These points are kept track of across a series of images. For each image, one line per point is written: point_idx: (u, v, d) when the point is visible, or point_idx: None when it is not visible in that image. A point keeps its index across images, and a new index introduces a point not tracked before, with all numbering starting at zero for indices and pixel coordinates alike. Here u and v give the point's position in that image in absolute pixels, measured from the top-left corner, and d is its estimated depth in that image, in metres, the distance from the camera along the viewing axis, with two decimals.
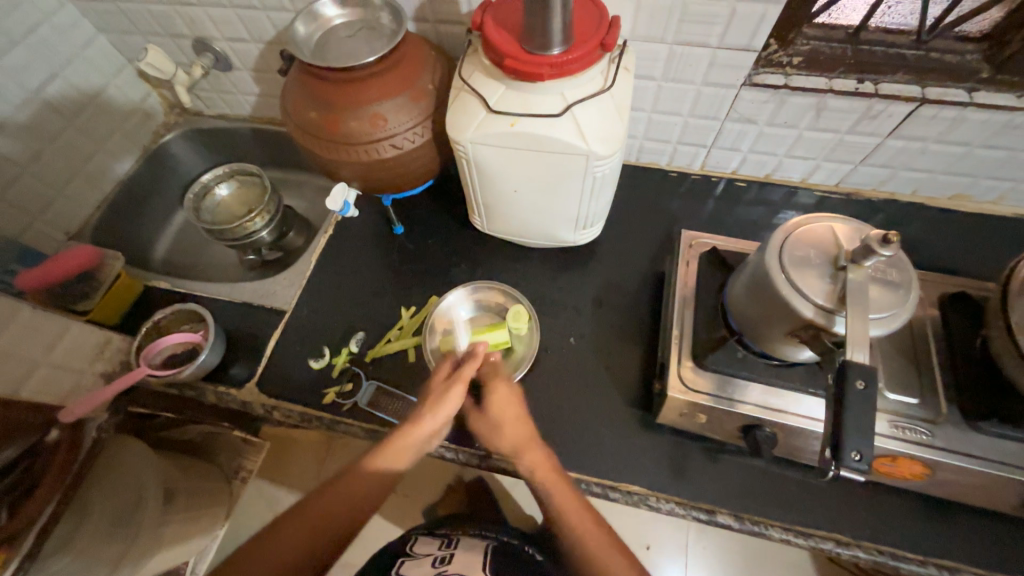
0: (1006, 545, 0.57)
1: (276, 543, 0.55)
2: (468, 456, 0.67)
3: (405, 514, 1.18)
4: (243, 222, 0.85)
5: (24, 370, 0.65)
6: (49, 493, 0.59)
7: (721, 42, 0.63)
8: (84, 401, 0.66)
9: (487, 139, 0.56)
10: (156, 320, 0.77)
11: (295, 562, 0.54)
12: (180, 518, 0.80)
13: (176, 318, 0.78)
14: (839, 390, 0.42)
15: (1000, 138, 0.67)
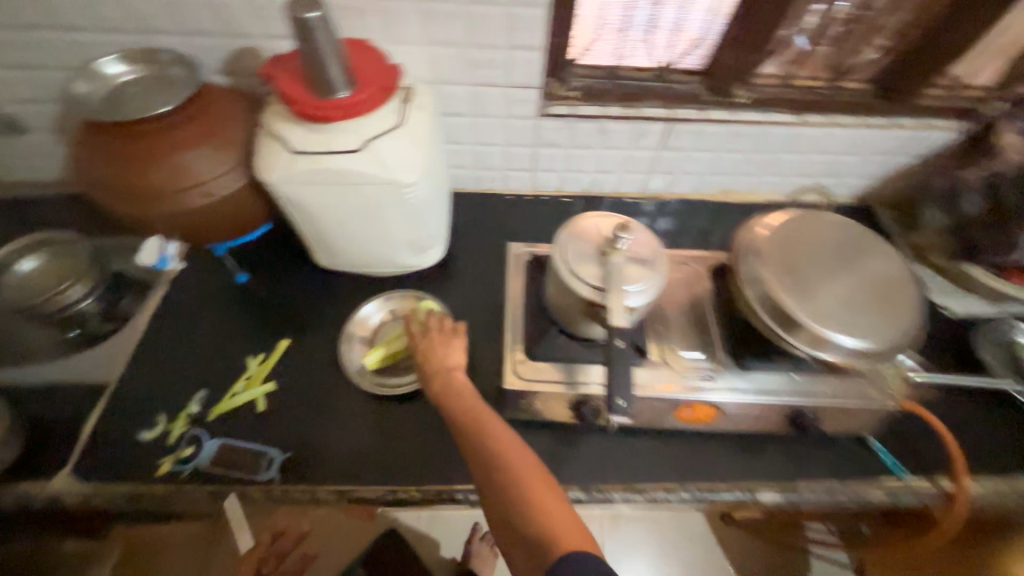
0: (791, 458, 0.68)
1: None
2: (329, 495, 0.64)
3: None
4: (55, 295, 0.76)
5: None
6: None
7: (509, 82, 0.75)
8: None
9: (296, 177, 0.59)
10: None
11: None
12: None
13: None
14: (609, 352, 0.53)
15: (734, 143, 0.86)
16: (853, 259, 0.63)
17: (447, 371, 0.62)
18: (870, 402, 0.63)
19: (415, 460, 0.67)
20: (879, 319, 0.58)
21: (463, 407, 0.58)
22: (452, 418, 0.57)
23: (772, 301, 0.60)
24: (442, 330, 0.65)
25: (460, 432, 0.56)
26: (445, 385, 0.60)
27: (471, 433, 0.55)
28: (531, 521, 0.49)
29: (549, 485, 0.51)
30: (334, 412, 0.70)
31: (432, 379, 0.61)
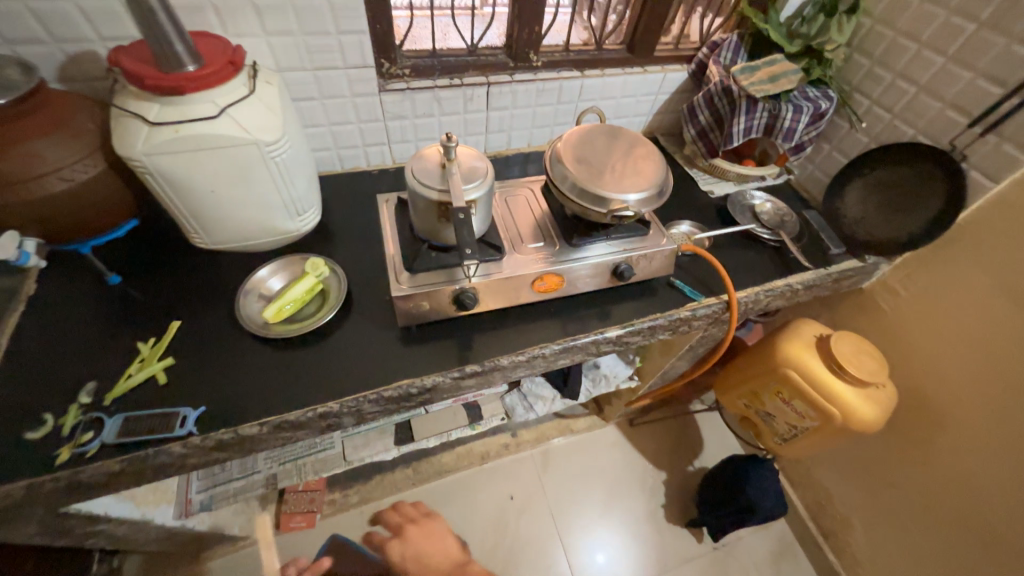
0: (621, 306, 0.93)
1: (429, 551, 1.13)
2: (251, 428, 0.70)
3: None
4: None
5: None
6: None
7: (346, 64, 0.89)
8: None
9: (159, 148, 0.66)
10: None
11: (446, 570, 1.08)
12: None
13: None
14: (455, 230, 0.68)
15: (543, 98, 1.12)
16: (626, 152, 0.87)
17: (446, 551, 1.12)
18: (662, 245, 0.89)
19: (329, 380, 0.76)
20: (643, 184, 0.82)
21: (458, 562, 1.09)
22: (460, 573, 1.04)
23: (574, 186, 0.82)
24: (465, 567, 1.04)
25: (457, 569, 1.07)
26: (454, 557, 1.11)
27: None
28: None
29: None
30: (243, 365, 0.76)
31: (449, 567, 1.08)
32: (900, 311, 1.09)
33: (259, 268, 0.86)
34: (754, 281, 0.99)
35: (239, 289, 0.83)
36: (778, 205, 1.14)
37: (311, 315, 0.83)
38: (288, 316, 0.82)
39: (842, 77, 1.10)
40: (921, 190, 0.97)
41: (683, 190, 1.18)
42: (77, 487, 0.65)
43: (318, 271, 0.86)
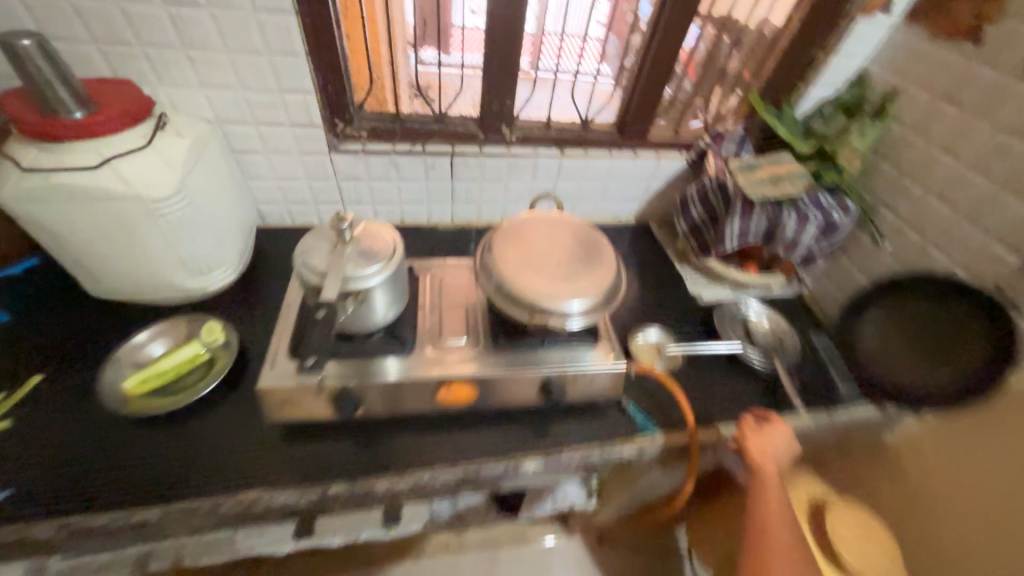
0: (553, 430, 0.76)
1: None
2: (45, 529, 0.58)
3: None
4: None
5: None
6: None
7: (292, 121, 0.85)
8: None
9: (26, 193, 0.61)
10: None
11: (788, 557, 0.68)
12: None
13: None
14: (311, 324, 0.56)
15: (515, 173, 1.02)
16: (573, 251, 0.74)
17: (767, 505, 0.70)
18: (606, 364, 0.73)
19: (162, 477, 0.63)
20: (582, 293, 0.67)
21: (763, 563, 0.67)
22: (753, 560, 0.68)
23: (499, 284, 0.68)
24: None
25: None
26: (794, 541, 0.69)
27: None
28: None
29: None
30: (75, 442, 0.64)
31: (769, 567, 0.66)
32: (928, 474, 0.83)
33: (141, 329, 0.75)
34: (727, 420, 0.80)
35: (113, 350, 0.73)
36: (778, 321, 0.96)
37: (183, 390, 0.71)
38: (156, 389, 0.71)
39: (863, 185, 0.94)
40: (956, 336, 0.77)
41: (665, 291, 1.02)
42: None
43: (209, 339, 0.76)
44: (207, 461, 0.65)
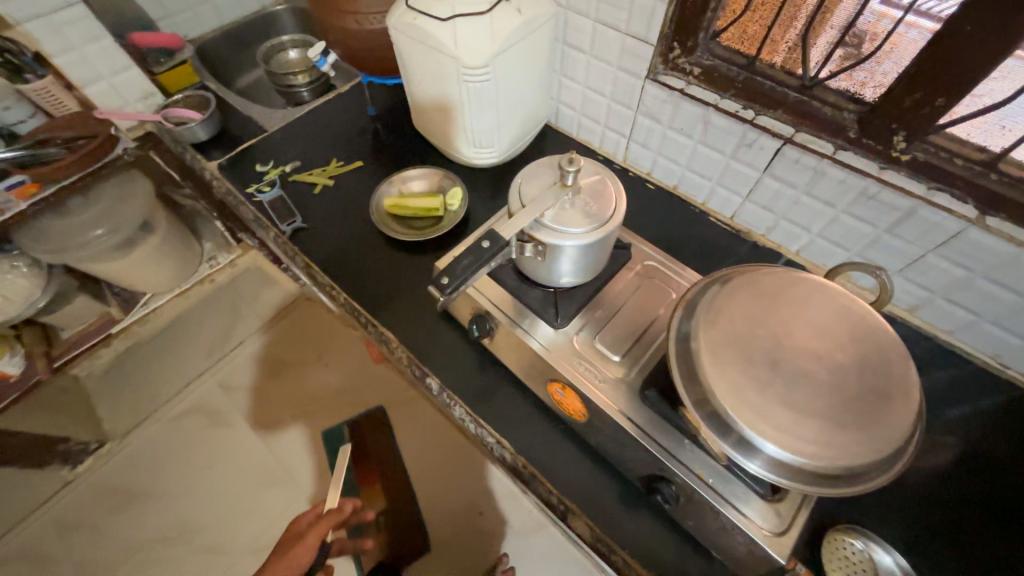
0: (629, 519, 0.61)
1: None
2: (303, 264, 0.85)
3: (324, 418, 1.47)
4: (288, 75, 1.08)
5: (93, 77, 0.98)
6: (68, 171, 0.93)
7: (627, 30, 0.73)
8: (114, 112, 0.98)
9: (400, 27, 0.73)
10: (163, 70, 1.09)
11: None
12: (140, 257, 1.23)
13: (186, 104, 1.07)
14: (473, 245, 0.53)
15: (861, 208, 0.67)
16: (841, 373, 0.45)
17: None
18: (754, 529, 0.50)
19: (362, 281, 0.82)
20: (795, 439, 0.42)
21: None
22: None
23: (687, 340, 0.49)
24: None
25: None
26: None
27: None
28: None
29: None
30: (347, 221, 0.89)
31: None
32: None
33: (418, 166, 0.92)
34: None
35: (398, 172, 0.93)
36: None
37: (413, 229, 0.85)
38: (400, 216, 0.87)
39: None
40: None
41: (961, 515, 0.60)
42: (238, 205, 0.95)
43: (448, 202, 0.86)
44: (390, 291, 0.81)
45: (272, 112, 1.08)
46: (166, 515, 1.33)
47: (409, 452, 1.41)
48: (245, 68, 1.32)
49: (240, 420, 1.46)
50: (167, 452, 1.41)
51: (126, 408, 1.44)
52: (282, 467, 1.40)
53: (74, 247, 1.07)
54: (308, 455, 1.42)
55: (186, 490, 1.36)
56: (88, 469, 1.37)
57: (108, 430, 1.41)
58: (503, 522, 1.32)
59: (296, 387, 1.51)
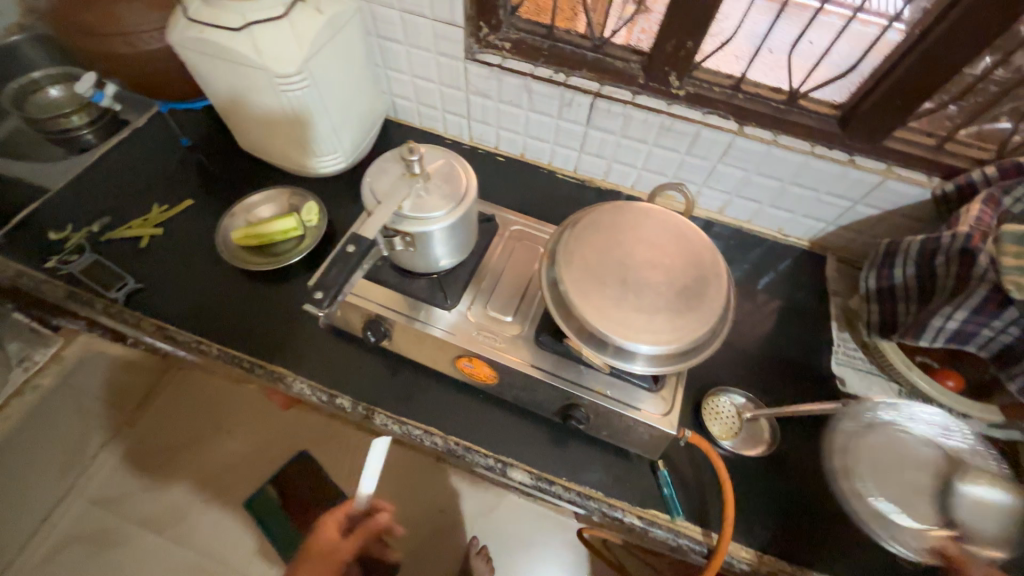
0: (559, 453, 0.68)
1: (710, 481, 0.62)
2: (151, 327, 0.74)
3: (237, 488, 1.33)
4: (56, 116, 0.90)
5: None
6: None
7: (434, 15, 0.76)
8: None
9: (187, 43, 0.66)
10: None
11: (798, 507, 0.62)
12: None
13: None
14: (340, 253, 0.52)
15: (665, 139, 0.81)
16: (673, 273, 0.56)
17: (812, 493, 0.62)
18: (650, 418, 0.60)
19: (232, 325, 0.75)
20: (655, 333, 0.52)
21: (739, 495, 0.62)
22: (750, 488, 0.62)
23: (557, 284, 0.56)
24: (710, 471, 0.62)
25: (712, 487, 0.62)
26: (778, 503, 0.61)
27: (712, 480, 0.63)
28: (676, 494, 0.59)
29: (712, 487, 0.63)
30: (195, 269, 0.79)
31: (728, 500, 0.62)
32: None
33: (261, 190, 0.85)
34: (786, 558, 0.63)
35: (238, 201, 0.85)
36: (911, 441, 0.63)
37: (275, 256, 0.80)
38: (254, 246, 0.80)
39: None
40: None
41: (787, 353, 0.79)
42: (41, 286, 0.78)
43: (306, 218, 0.82)
44: (269, 325, 0.75)
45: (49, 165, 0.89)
46: None
47: (351, 484, 1.35)
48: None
49: (135, 532, 1.27)
50: None
51: None
52: (203, 559, 1.25)
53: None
54: (231, 533, 1.28)
55: None
56: None
57: None
58: (465, 510, 1.34)
59: (190, 469, 1.34)
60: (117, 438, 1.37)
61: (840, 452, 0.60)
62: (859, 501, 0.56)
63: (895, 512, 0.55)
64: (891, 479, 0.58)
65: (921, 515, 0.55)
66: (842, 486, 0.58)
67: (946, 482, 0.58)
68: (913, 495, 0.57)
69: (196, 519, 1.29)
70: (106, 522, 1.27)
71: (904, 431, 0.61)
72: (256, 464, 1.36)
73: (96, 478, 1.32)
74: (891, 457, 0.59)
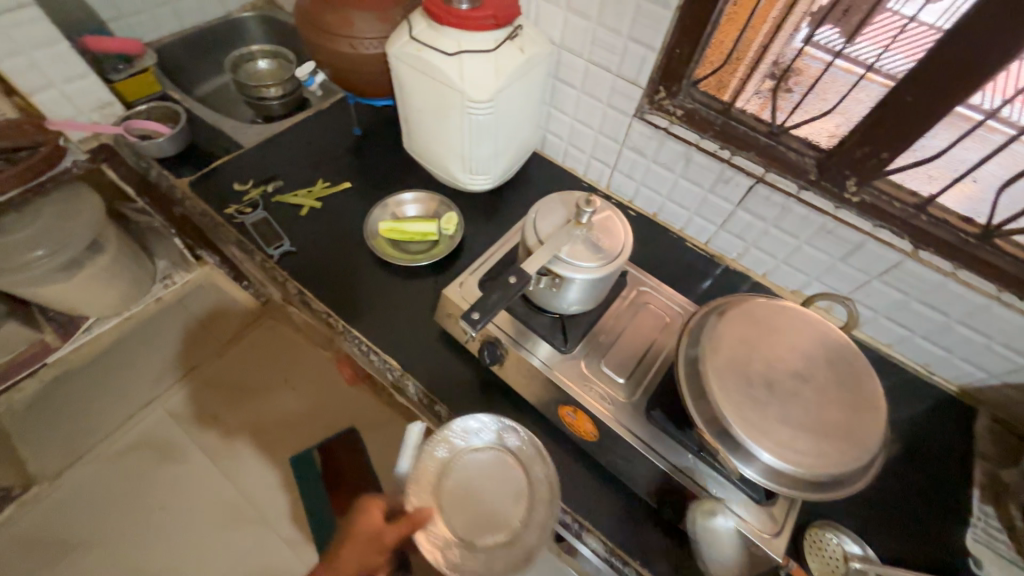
0: (636, 533, 0.65)
1: (496, 496, 0.63)
2: (293, 288, 0.82)
3: (287, 444, 1.39)
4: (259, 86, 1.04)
5: (42, 83, 0.91)
6: (15, 182, 0.86)
7: (619, 71, 0.79)
8: (65, 123, 0.95)
9: (402, 56, 0.74)
10: (116, 76, 1.02)
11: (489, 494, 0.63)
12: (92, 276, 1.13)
13: (151, 115, 1.05)
14: (498, 280, 0.56)
15: (821, 241, 0.77)
16: (823, 390, 0.52)
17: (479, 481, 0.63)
18: (752, 532, 0.55)
19: (359, 306, 0.81)
20: (793, 452, 0.48)
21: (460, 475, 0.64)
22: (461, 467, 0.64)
23: (695, 366, 0.54)
24: (505, 475, 0.64)
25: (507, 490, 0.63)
26: (467, 475, 0.64)
27: (496, 484, 0.63)
28: (488, 493, 0.63)
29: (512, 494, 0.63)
30: (339, 246, 0.87)
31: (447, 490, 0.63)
32: None
33: (411, 190, 0.92)
34: None
35: (389, 195, 0.92)
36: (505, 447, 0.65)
37: (410, 254, 0.86)
38: (395, 240, 0.87)
39: None
40: None
41: (911, 506, 0.70)
42: (216, 227, 0.90)
43: (444, 227, 0.87)
44: (389, 316, 0.80)
45: (243, 127, 1.04)
46: (109, 566, 1.19)
47: (389, 476, 1.38)
48: (209, 77, 1.25)
49: (193, 452, 1.35)
50: (109, 492, 1.27)
51: (55, 445, 1.28)
52: (244, 501, 1.31)
53: (8, 268, 0.95)
54: (273, 485, 1.34)
55: (132, 535, 1.23)
56: (8, 518, 1.21)
57: (33, 472, 1.25)
58: None
59: (253, 412, 1.42)
60: (191, 361, 1.45)
61: (420, 487, 0.62)
62: (453, 532, 0.60)
63: (495, 529, 0.61)
64: (469, 502, 0.62)
65: (511, 528, 0.61)
66: (511, 511, 0.62)
67: (502, 462, 0.65)
68: (496, 510, 0.62)
69: (246, 461, 1.36)
70: (170, 436, 1.36)
71: (468, 451, 0.65)
72: (311, 427, 1.42)
73: (170, 396, 1.40)
74: (473, 481, 0.63)
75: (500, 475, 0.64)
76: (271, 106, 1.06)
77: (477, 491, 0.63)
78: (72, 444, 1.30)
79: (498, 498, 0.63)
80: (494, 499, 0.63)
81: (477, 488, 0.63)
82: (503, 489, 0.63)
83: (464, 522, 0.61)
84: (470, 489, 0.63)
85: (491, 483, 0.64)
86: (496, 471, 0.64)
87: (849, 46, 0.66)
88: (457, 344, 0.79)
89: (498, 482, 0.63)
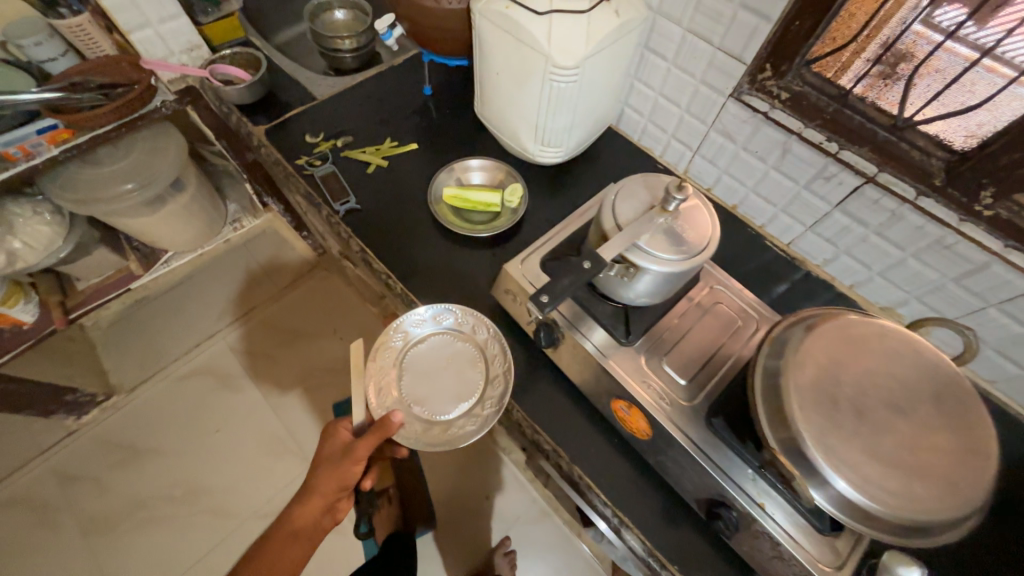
0: (675, 536, 0.64)
1: (453, 370, 0.72)
2: (356, 245, 0.83)
3: (332, 391, 1.46)
4: (334, 38, 1.02)
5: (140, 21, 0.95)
6: (109, 117, 0.92)
7: (721, 43, 0.71)
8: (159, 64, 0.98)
9: (486, 13, 0.70)
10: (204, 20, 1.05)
11: (449, 372, 0.72)
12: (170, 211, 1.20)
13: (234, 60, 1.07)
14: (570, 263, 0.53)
15: (931, 256, 0.68)
16: (921, 427, 0.47)
17: (438, 367, 0.72)
18: (810, 562, 0.52)
19: (417, 271, 0.81)
20: (877, 489, 0.44)
21: (422, 367, 0.72)
22: (420, 359, 0.72)
23: (775, 381, 0.50)
24: (446, 347, 0.73)
25: (461, 360, 0.72)
26: (427, 362, 0.72)
27: (448, 363, 0.72)
28: (447, 373, 0.71)
29: (470, 364, 0.72)
30: (402, 207, 0.87)
31: (413, 385, 0.71)
32: None
33: (479, 156, 0.90)
34: None
35: (455, 160, 0.90)
36: (449, 329, 0.73)
37: (471, 223, 0.84)
38: (457, 208, 0.85)
39: None
40: None
41: None
42: (288, 176, 0.91)
43: (507, 199, 0.85)
44: (446, 284, 0.80)
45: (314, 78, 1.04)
46: (173, 475, 1.32)
47: None
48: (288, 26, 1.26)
49: (249, 386, 1.45)
50: (175, 410, 1.39)
51: (133, 362, 1.42)
52: (290, 437, 1.40)
53: (103, 198, 1.04)
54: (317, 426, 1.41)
55: (193, 450, 1.36)
56: (93, 419, 1.36)
57: (114, 382, 1.39)
58: (507, 509, 1.33)
59: (303, 356, 1.50)
60: (251, 300, 1.53)
61: (383, 386, 0.70)
62: (427, 414, 0.69)
63: (460, 398, 0.70)
64: (431, 385, 0.71)
65: (477, 389, 0.70)
66: (474, 384, 0.71)
67: (445, 342, 0.73)
68: (460, 385, 0.71)
69: (294, 401, 1.44)
70: (229, 368, 1.46)
71: (415, 343, 0.73)
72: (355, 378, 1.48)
73: (232, 331, 1.49)
74: (428, 367, 0.72)
75: (450, 354, 0.73)
76: (343, 58, 1.05)
77: (436, 373, 0.71)
78: (147, 362, 1.42)
79: (456, 371, 0.72)
80: (455, 373, 0.71)
81: (434, 369, 0.72)
82: (457, 362, 0.72)
83: (436, 401, 0.70)
84: (432, 373, 0.72)
85: (444, 360, 0.72)
86: (439, 347, 0.73)
87: (999, 42, 0.55)
88: (511, 320, 0.77)
89: (449, 358, 0.72)
